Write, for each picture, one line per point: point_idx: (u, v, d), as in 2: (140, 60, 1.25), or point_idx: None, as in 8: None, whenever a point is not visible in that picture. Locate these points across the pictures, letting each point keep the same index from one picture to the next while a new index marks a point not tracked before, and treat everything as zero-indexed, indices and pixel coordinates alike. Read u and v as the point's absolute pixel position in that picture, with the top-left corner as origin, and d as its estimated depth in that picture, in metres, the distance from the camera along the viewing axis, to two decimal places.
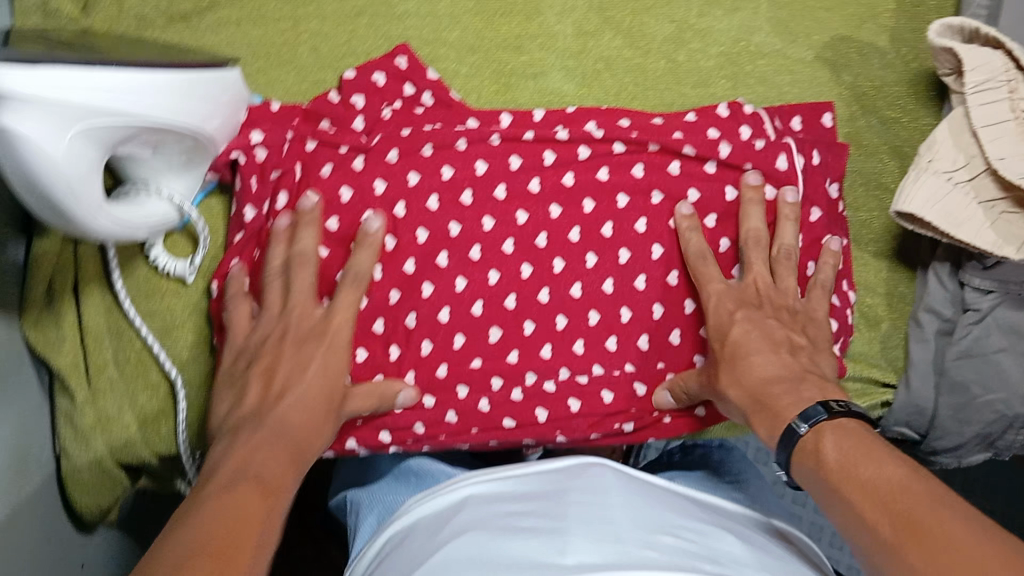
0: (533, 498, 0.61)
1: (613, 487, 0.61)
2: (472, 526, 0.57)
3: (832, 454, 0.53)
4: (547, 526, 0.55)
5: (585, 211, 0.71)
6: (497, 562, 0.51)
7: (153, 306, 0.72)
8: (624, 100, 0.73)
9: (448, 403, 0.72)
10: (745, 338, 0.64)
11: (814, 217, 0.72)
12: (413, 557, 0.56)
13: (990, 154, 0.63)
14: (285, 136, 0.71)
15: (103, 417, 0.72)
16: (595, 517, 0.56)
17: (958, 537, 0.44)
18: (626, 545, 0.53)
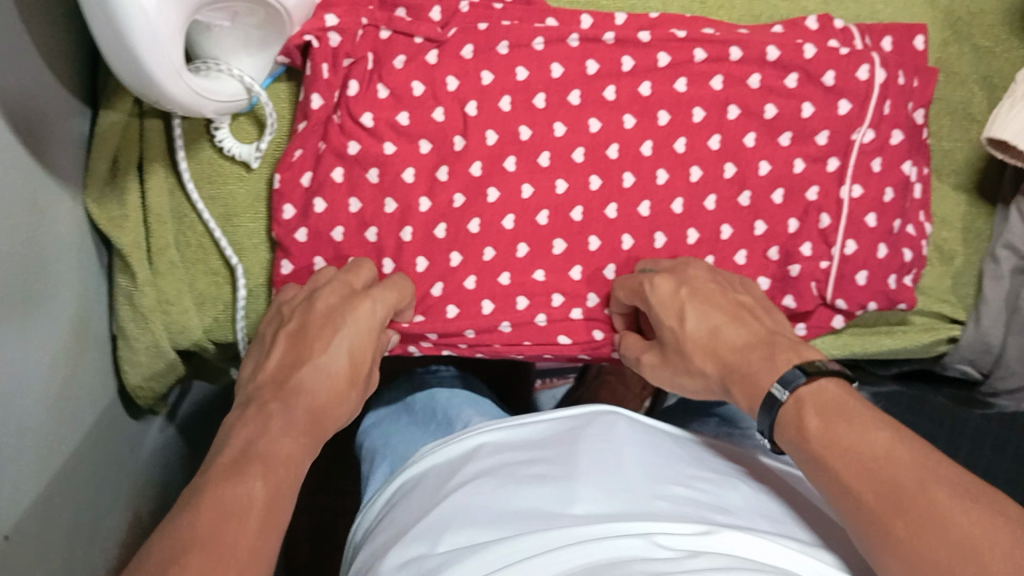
0: (547, 441, 0.61)
1: (626, 435, 0.61)
2: (483, 470, 0.58)
3: (819, 426, 0.51)
4: (557, 474, 0.57)
5: (659, 123, 0.69)
6: (510, 513, 0.53)
7: (215, 190, 0.69)
8: (708, 8, 0.70)
9: (505, 313, 0.69)
10: (707, 312, 0.62)
11: (895, 140, 0.69)
12: (422, 502, 0.57)
13: None
14: (359, 23, 0.66)
15: (162, 300, 0.70)
16: (605, 464, 0.57)
17: (939, 507, 0.44)
18: (635, 494, 0.54)
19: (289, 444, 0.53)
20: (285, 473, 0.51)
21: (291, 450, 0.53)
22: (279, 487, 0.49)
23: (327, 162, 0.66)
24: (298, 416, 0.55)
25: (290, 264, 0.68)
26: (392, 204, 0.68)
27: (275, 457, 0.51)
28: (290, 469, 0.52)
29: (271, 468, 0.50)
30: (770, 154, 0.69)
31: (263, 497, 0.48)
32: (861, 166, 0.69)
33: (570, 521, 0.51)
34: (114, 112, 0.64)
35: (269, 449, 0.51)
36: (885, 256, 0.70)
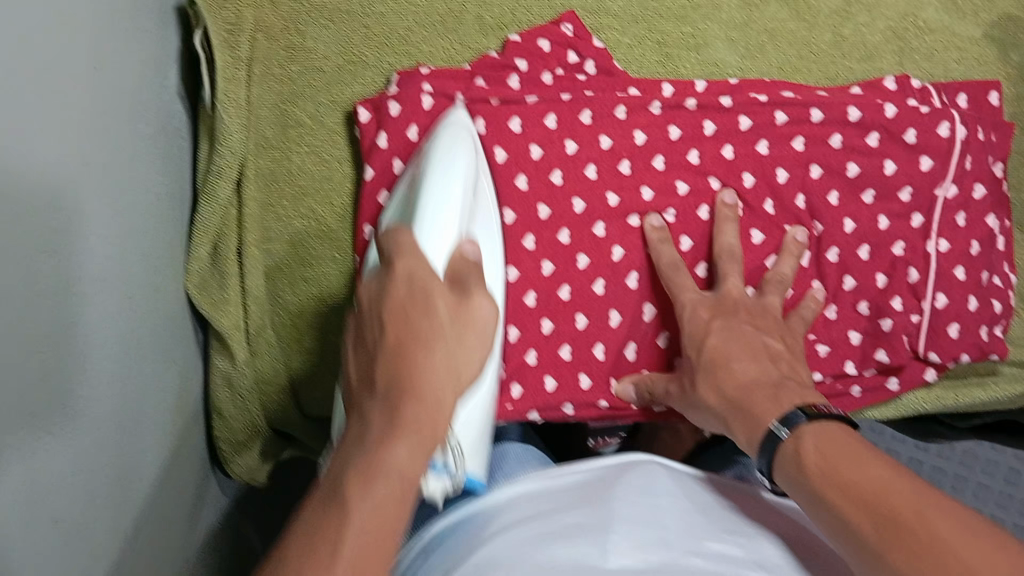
0: (577, 492, 0.59)
1: (661, 486, 0.59)
2: (516, 522, 0.55)
3: (817, 458, 0.52)
4: (591, 522, 0.53)
5: (745, 185, 0.70)
6: (547, 565, 0.49)
7: (309, 271, 0.74)
8: (786, 73, 0.73)
9: (602, 391, 0.71)
10: (724, 345, 0.63)
11: (979, 194, 0.71)
12: (448, 557, 0.54)
13: None
14: (421, 91, 0.71)
15: (260, 379, 0.74)
16: (642, 515, 0.54)
17: (941, 538, 0.44)
18: (671, 549, 0.51)
19: (398, 447, 0.45)
20: (395, 495, 0.44)
21: (401, 457, 0.45)
22: (384, 507, 0.43)
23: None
24: (423, 414, 0.46)
25: None
26: (515, 272, 0.69)
27: (394, 472, 0.44)
28: (412, 488, 0.45)
29: (384, 498, 0.43)
30: (855, 211, 0.70)
31: (358, 520, 0.42)
32: (947, 220, 0.70)
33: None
34: (212, 201, 0.68)
35: (381, 460, 0.44)
36: (976, 308, 0.70)
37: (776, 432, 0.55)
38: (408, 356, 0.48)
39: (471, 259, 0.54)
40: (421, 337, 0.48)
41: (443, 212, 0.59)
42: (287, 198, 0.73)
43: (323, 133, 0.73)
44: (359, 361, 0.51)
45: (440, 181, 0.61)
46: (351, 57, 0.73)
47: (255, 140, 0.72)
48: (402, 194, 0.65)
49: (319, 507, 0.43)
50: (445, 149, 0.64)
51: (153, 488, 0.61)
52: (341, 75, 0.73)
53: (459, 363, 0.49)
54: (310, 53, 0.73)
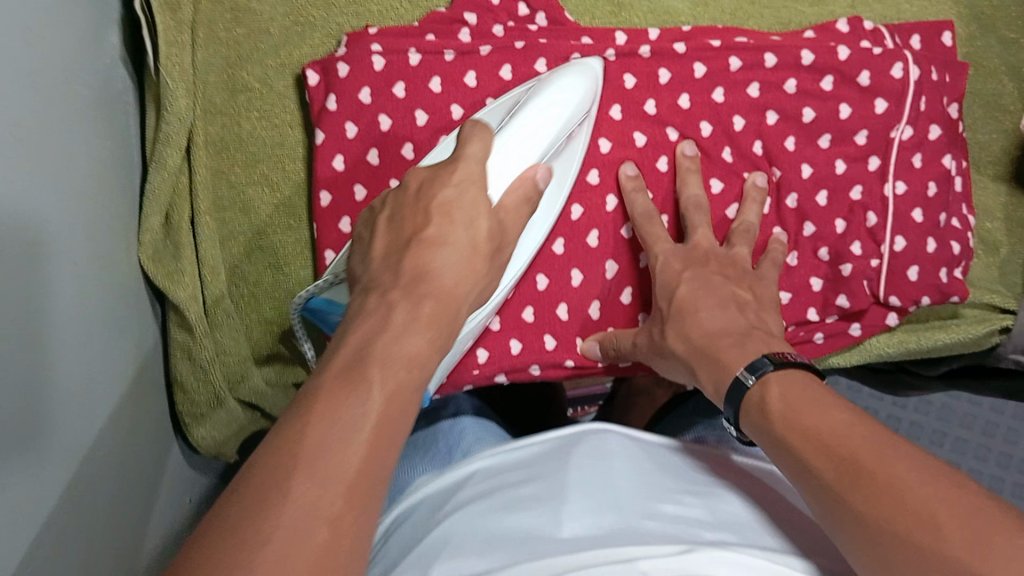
0: (534, 463, 0.58)
1: (615, 452, 0.59)
2: (472, 497, 0.54)
3: (782, 412, 0.51)
4: (547, 495, 0.53)
5: (703, 133, 0.70)
6: (497, 540, 0.49)
7: (264, 241, 0.71)
8: (738, 19, 0.72)
9: (567, 350, 0.70)
10: (694, 294, 0.62)
11: (934, 135, 0.70)
12: (407, 536, 0.54)
13: None
14: (370, 50, 0.68)
15: (221, 351, 0.69)
16: (597, 482, 0.54)
17: (902, 479, 0.42)
18: (625, 515, 0.51)
19: (418, 330, 0.48)
20: (411, 373, 0.45)
21: (420, 348, 0.47)
22: (392, 406, 0.42)
23: (353, 210, 0.69)
24: (440, 312, 0.50)
25: (332, 254, 0.69)
26: None
27: (402, 358, 0.45)
28: (421, 375, 0.46)
29: (400, 381, 0.44)
30: (812, 156, 0.70)
31: (411, 332, 0.47)
32: (903, 161, 0.70)
33: (562, 545, 0.47)
34: (163, 169, 0.66)
35: (400, 347, 0.46)
36: (935, 250, 0.70)
37: (745, 375, 0.55)
38: (424, 267, 0.52)
39: (535, 184, 0.59)
40: (439, 244, 0.53)
41: (529, 136, 0.61)
42: (239, 165, 0.70)
43: (274, 97, 0.71)
44: (389, 240, 0.55)
45: (541, 104, 0.62)
46: (300, 18, 0.71)
47: (204, 106, 0.69)
48: (494, 107, 0.65)
49: (338, 378, 0.42)
50: (570, 79, 0.64)
51: (113, 459, 0.60)
52: (289, 37, 0.71)
53: (452, 283, 0.52)
54: (258, 15, 0.70)
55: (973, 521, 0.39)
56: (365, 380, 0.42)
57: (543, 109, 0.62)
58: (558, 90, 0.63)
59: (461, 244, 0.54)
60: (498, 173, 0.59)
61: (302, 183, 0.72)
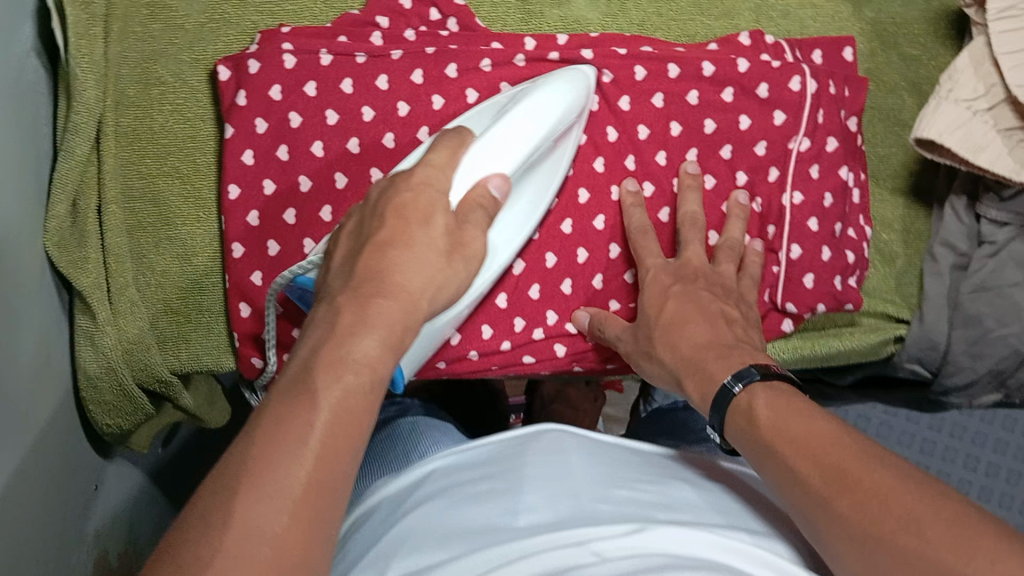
0: (491, 460, 0.61)
1: (571, 449, 0.62)
2: (431, 495, 0.58)
3: (769, 420, 0.50)
4: (503, 488, 0.57)
5: (608, 140, 0.71)
6: (457, 533, 0.53)
7: (173, 232, 0.72)
8: (646, 31, 0.74)
9: (472, 343, 0.71)
10: (682, 309, 0.62)
11: (831, 147, 0.72)
12: (372, 534, 0.57)
13: (988, 103, 0.65)
14: (281, 49, 0.70)
15: (125, 341, 0.70)
16: (553, 475, 0.58)
17: (888, 485, 0.42)
18: (581, 500, 0.55)
19: (387, 302, 0.48)
20: (359, 387, 0.45)
21: (370, 350, 0.46)
22: (346, 401, 0.44)
23: (262, 204, 0.71)
24: (395, 317, 0.48)
25: (240, 247, 0.71)
26: None
27: (357, 363, 0.45)
28: (376, 378, 0.46)
29: (351, 386, 0.44)
30: (714, 167, 0.71)
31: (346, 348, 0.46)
32: (800, 173, 0.71)
33: (521, 531, 0.51)
34: (72, 159, 0.66)
35: (349, 355, 0.45)
36: (829, 259, 0.72)
37: (733, 383, 0.54)
38: (386, 279, 0.49)
39: (491, 196, 0.56)
40: (408, 240, 0.51)
41: (511, 142, 0.60)
42: (149, 156, 0.71)
43: (186, 92, 0.72)
44: (349, 244, 0.53)
45: (522, 111, 0.61)
46: (215, 15, 0.72)
47: (115, 98, 0.70)
48: (487, 105, 0.66)
49: (287, 394, 0.44)
50: (557, 87, 0.64)
51: (15, 451, 0.61)
52: (202, 34, 0.72)
53: (415, 290, 0.50)
54: (172, 10, 0.71)
55: (954, 523, 0.39)
56: (314, 384, 0.44)
57: (529, 110, 0.62)
58: (547, 99, 0.63)
59: (430, 244, 0.51)
60: (459, 179, 0.56)
61: (213, 177, 0.73)
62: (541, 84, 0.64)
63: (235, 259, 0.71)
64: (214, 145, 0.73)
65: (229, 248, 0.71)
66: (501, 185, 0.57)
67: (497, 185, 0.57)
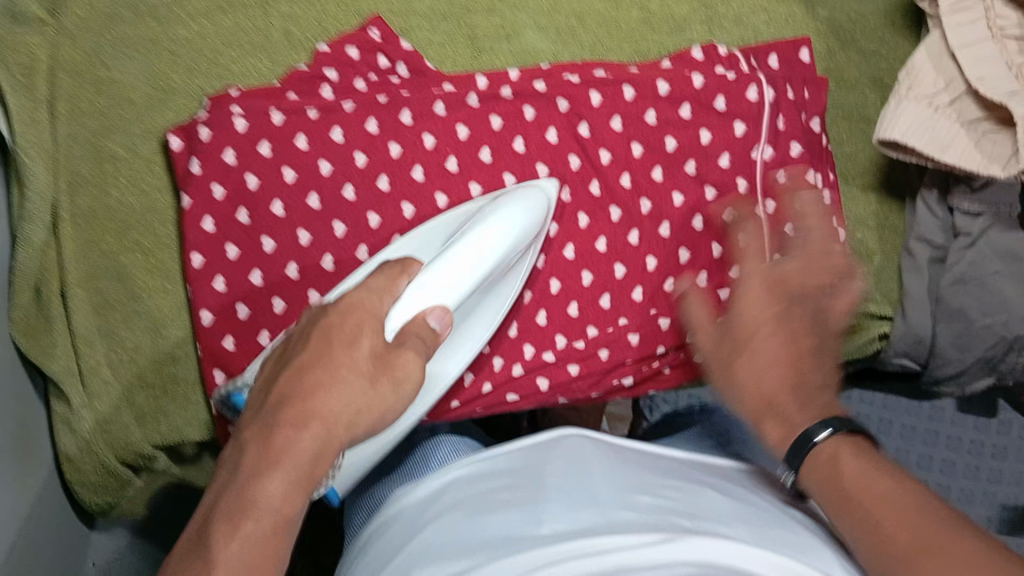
0: (513, 470, 0.59)
1: (590, 457, 0.60)
2: (453, 507, 0.56)
3: (852, 475, 0.49)
4: (527, 498, 0.55)
5: (572, 167, 0.71)
6: (480, 545, 0.51)
7: (142, 307, 0.71)
8: (599, 54, 0.74)
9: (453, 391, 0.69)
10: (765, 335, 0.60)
11: (795, 151, 0.72)
12: (392, 547, 0.55)
13: (949, 97, 0.64)
14: (230, 114, 0.69)
15: (101, 420, 0.71)
16: (575, 485, 0.56)
17: (973, 553, 0.42)
18: (606, 507, 0.54)
19: (304, 440, 0.44)
20: (268, 533, 0.43)
21: (276, 492, 0.43)
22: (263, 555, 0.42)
23: (229, 270, 0.70)
24: (311, 446, 0.44)
25: (210, 314, 0.70)
26: None
27: (261, 508, 0.43)
28: (279, 524, 0.43)
29: (248, 534, 0.42)
30: (681, 184, 0.72)
31: (253, 487, 0.43)
32: (765, 182, 0.72)
33: (546, 540, 0.50)
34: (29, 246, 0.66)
35: (250, 500, 0.43)
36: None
37: (804, 436, 0.52)
38: (298, 406, 0.45)
39: (430, 331, 0.52)
40: (326, 366, 0.46)
41: (458, 266, 0.57)
42: (109, 233, 0.70)
43: (140, 164, 0.71)
44: (272, 368, 0.49)
45: (457, 248, 0.58)
46: (162, 85, 0.71)
47: (68, 180, 0.69)
48: (431, 231, 0.66)
49: (186, 545, 0.43)
50: (516, 207, 0.63)
51: None
52: (151, 105, 0.71)
53: (326, 413, 0.45)
54: (118, 84, 0.70)
55: None
56: (214, 536, 0.42)
57: (479, 248, 0.58)
58: (486, 235, 0.59)
59: (355, 366, 0.47)
60: (397, 315, 0.52)
61: (177, 247, 0.72)
62: (476, 222, 0.60)
63: (206, 327, 0.70)
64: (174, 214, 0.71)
65: (199, 314, 0.70)
66: (439, 318, 0.53)
67: (434, 317, 0.52)
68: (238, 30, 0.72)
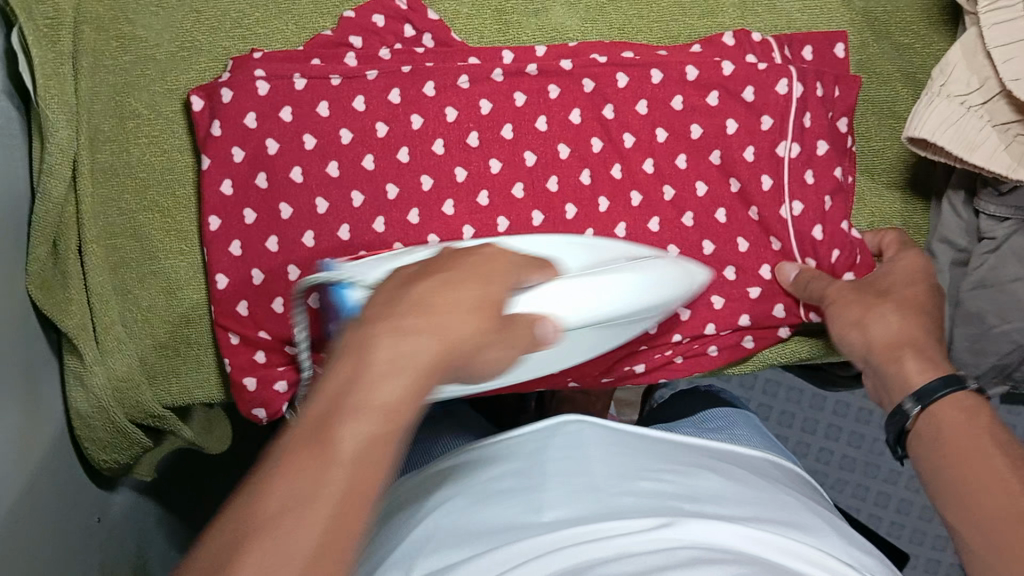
0: (512, 456, 0.60)
1: (589, 439, 0.61)
2: (457, 495, 0.57)
3: (987, 436, 0.49)
4: (528, 484, 0.56)
5: (593, 150, 0.70)
6: (482, 531, 0.53)
7: (157, 266, 0.71)
8: (627, 34, 0.73)
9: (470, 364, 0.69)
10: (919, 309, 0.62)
11: (821, 150, 0.71)
12: (401, 533, 0.57)
13: (981, 96, 0.62)
14: (252, 76, 0.68)
15: (112, 378, 0.70)
16: (573, 470, 0.57)
17: None
18: (603, 494, 0.55)
19: (423, 341, 0.37)
20: (370, 447, 0.34)
21: (396, 397, 0.35)
22: (347, 501, 0.33)
23: (244, 233, 0.69)
24: (433, 352, 0.37)
25: (224, 277, 0.70)
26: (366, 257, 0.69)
27: (381, 409, 0.35)
28: (399, 429, 0.35)
29: (363, 446, 0.34)
30: (705, 173, 0.70)
31: (388, 385, 0.35)
32: (793, 178, 0.70)
33: (543, 528, 0.51)
34: (48, 198, 0.65)
35: (372, 399, 0.35)
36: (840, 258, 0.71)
37: (932, 386, 0.54)
38: (411, 310, 0.39)
39: (541, 337, 0.44)
40: (450, 287, 0.40)
41: (580, 293, 0.53)
42: (128, 191, 0.71)
43: (161, 122, 0.71)
44: (401, 283, 0.42)
45: (594, 287, 0.54)
46: (185, 44, 0.71)
47: (89, 134, 0.69)
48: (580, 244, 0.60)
49: (298, 442, 0.34)
50: (663, 282, 0.60)
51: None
52: (175, 63, 0.71)
53: (445, 319, 0.39)
54: (142, 41, 0.70)
55: None
56: (322, 432, 0.34)
57: (606, 288, 0.55)
58: (634, 292, 0.56)
59: (480, 303, 0.41)
60: (534, 300, 0.49)
61: (194, 208, 0.72)
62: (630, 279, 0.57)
63: (220, 291, 0.70)
64: (193, 174, 0.71)
65: (212, 279, 0.70)
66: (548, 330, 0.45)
67: (545, 329, 0.44)
68: None
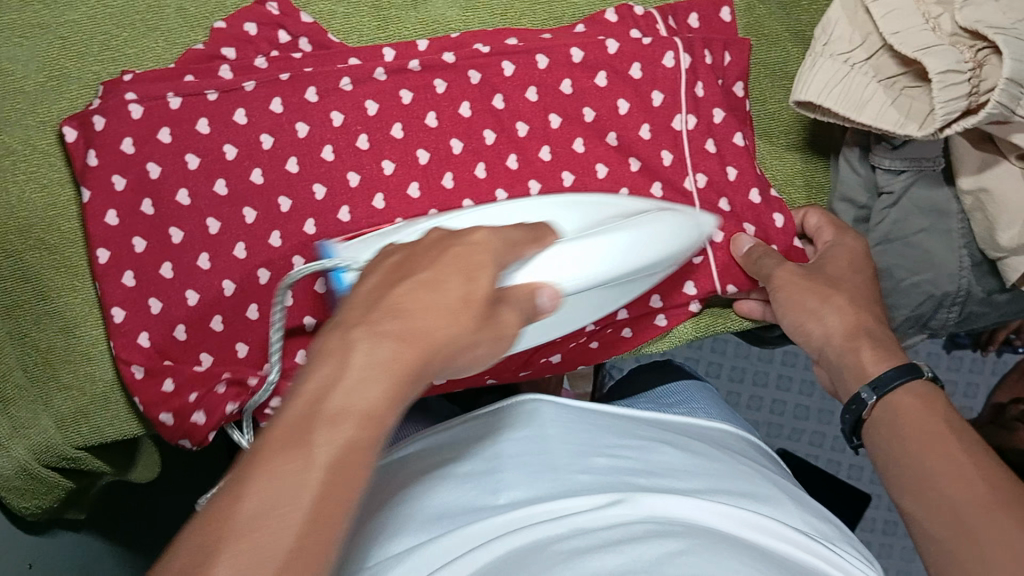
0: (470, 440, 0.58)
1: (548, 417, 0.59)
2: (415, 481, 0.55)
3: (942, 423, 0.51)
4: (486, 467, 0.54)
5: (486, 143, 0.69)
6: (440, 516, 0.50)
7: (51, 305, 0.69)
8: (509, 19, 0.72)
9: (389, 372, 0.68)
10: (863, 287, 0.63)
11: (718, 118, 0.70)
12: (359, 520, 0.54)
13: (863, 53, 0.62)
14: (125, 100, 0.66)
15: (18, 425, 0.69)
16: (532, 450, 0.55)
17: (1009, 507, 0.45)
18: (560, 473, 0.53)
19: (399, 342, 0.37)
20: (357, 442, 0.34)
21: (373, 401, 0.35)
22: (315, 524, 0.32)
23: (137, 263, 0.67)
24: (407, 357, 0.37)
25: (122, 310, 0.68)
26: (266, 274, 0.67)
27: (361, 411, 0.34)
28: (381, 431, 0.35)
29: (353, 440, 0.34)
30: (604, 155, 0.69)
31: (366, 389, 0.35)
32: (695, 151, 0.69)
33: (496, 512, 0.49)
34: None
35: (355, 403, 0.34)
36: (783, 226, 0.70)
37: (888, 374, 0.55)
38: (393, 308, 0.38)
39: (539, 306, 0.45)
40: (427, 279, 0.39)
41: (585, 257, 0.50)
42: (11, 231, 0.68)
43: (37, 157, 0.68)
44: (388, 275, 0.41)
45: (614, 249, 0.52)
46: (54, 72, 0.68)
47: None
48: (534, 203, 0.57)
49: (283, 438, 0.33)
50: (676, 230, 0.57)
51: None
52: (45, 94, 0.68)
53: (418, 316, 0.38)
54: (7, 75, 0.68)
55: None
56: (311, 431, 0.33)
57: (607, 252, 0.51)
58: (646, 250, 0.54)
59: (462, 294, 0.39)
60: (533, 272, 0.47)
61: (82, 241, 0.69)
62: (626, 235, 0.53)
63: (117, 324, 0.68)
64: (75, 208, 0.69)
65: (110, 311, 0.68)
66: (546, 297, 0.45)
67: (545, 296, 0.45)
68: (129, 10, 0.69)
